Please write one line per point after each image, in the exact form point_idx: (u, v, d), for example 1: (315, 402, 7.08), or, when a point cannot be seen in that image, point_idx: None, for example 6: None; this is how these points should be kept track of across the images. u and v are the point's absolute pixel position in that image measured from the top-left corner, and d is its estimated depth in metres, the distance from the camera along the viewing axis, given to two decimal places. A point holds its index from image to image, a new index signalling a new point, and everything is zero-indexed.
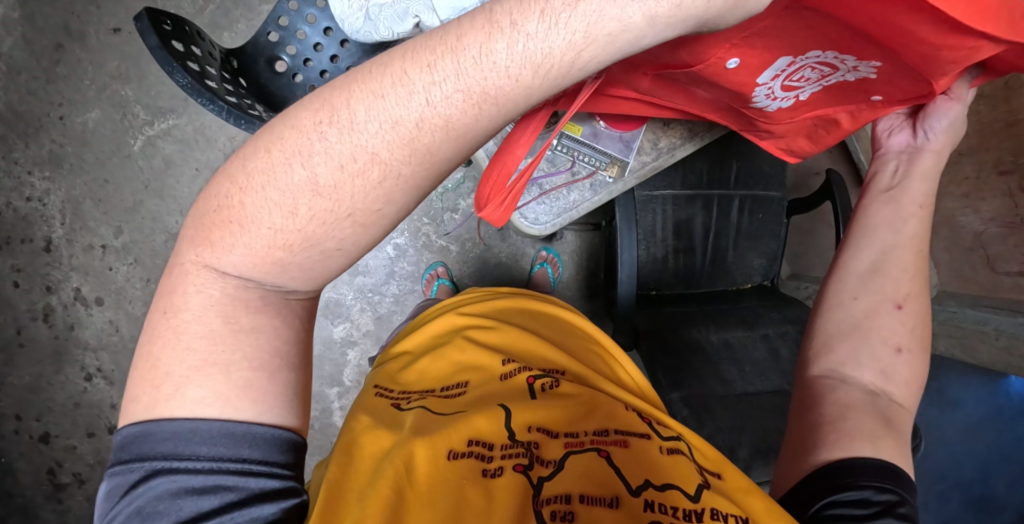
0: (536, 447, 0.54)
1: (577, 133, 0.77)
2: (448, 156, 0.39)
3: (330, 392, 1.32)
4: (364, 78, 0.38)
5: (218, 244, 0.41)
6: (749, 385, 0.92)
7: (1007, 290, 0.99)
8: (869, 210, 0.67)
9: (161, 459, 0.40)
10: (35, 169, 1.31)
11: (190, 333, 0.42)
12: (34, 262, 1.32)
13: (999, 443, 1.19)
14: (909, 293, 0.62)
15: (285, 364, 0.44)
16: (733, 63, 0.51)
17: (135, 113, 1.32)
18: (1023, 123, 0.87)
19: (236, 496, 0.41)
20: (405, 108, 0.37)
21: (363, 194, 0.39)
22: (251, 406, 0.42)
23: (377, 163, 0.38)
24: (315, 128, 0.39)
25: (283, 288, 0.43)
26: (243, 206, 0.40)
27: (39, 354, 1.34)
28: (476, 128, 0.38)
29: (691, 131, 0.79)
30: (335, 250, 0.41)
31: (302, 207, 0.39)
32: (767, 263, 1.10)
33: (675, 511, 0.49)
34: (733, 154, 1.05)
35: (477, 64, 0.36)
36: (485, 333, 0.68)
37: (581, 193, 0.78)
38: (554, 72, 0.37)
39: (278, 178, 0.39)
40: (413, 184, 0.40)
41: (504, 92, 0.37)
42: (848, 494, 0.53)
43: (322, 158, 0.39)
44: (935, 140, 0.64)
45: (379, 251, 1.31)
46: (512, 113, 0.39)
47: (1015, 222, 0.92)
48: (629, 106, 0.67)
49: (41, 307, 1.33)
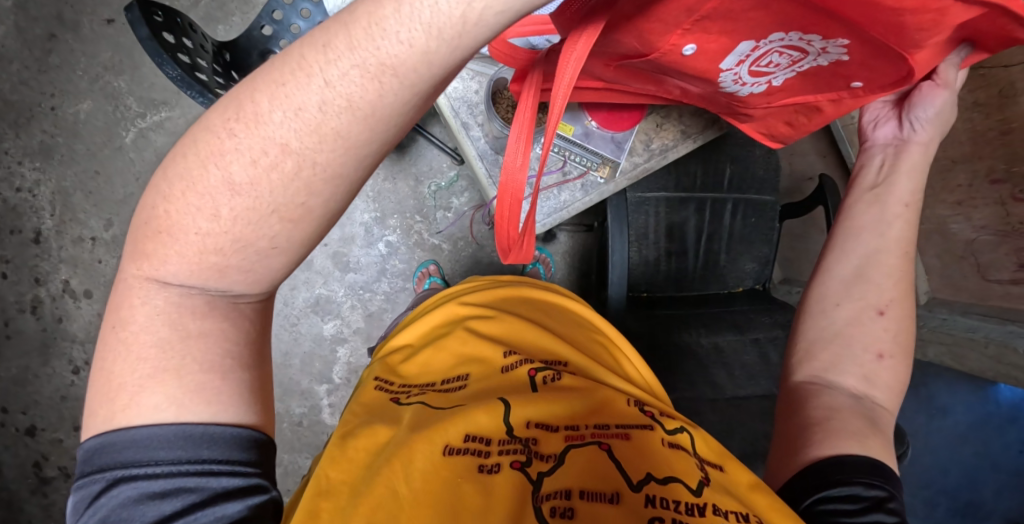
0: (536, 443, 0.50)
1: (569, 133, 0.76)
2: (366, 143, 0.36)
3: (320, 389, 1.31)
4: (266, 69, 0.36)
5: (153, 256, 0.40)
6: (739, 389, 0.90)
7: (998, 298, 0.99)
8: (853, 211, 0.67)
9: (120, 468, 0.39)
10: (26, 159, 1.30)
11: (139, 343, 0.40)
12: (22, 253, 1.31)
13: (986, 451, 1.20)
14: (892, 299, 0.62)
15: (238, 364, 0.43)
16: (690, 49, 0.50)
17: (128, 105, 1.31)
18: (1017, 131, 0.85)
19: (199, 497, 0.40)
20: (306, 92, 0.34)
21: (281, 189, 0.36)
22: (207, 407, 0.41)
23: (290, 154, 0.35)
24: (224, 126, 0.37)
25: (228, 292, 0.41)
26: (169, 215, 0.39)
27: (27, 346, 1.33)
28: (385, 107, 0.35)
29: (684, 133, 0.81)
30: (268, 249, 0.38)
31: (223, 209, 0.37)
32: (760, 267, 1.09)
33: (678, 505, 0.46)
34: (726, 158, 1.06)
35: (369, 42, 0.33)
36: (485, 322, 0.63)
37: (572, 193, 0.79)
38: (456, 33, 0.33)
39: (198, 181, 0.37)
40: (335, 172, 0.36)
41: (403, 62, 0.33)
42: (837, 489, 0.52)
43: (233, 156, 0.36)
44: (922, 132, 0.65)
45: (371, 249, 1.31)
46: (423, 86, 0.35)
47: (1006, 230, 0.92)
48: (598, 94, 0.69)
49: (29, 299, 1.32)
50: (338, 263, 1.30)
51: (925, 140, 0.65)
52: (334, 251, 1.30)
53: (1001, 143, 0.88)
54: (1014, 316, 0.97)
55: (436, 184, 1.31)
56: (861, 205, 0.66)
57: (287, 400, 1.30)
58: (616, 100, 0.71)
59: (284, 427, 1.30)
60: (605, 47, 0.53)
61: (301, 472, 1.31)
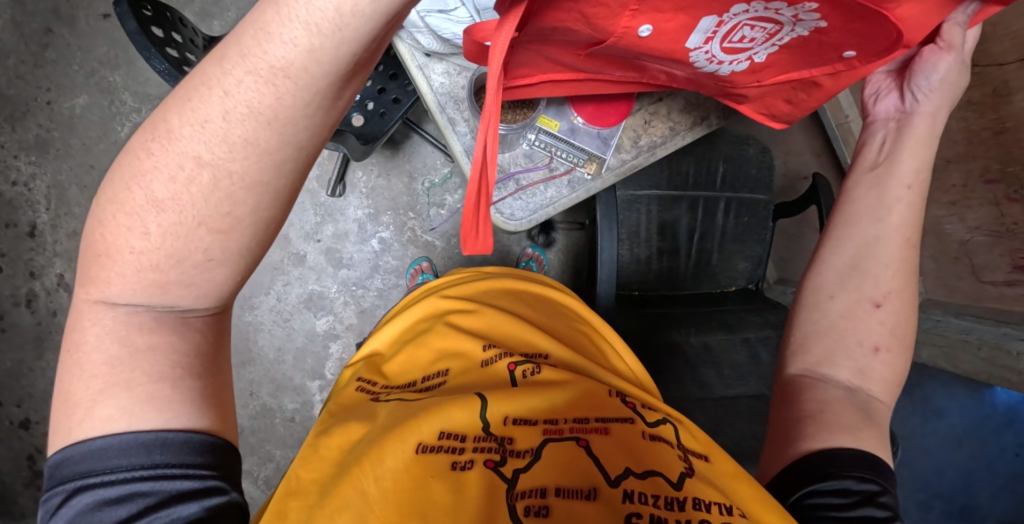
0: (512, 440, 0.49)
1: (554, 128, 0.78)
2: (277, 149, 0.41)
3: (312, 385, 1.31)
4: (176, 98, 0.41)
5: (100, 280, 0.44)
6: (728, 388, 0.90)
7: (991, 300, 0.98)
8: (852, 196, 0.65)
9: (80, 478, 0.41)
10: (21, 154, 1.30)
11: (91, 361, 0.43)
12: (17, 247, 1.31)
13: (982, 454, 1.19)
14: (889, 291, 0.61)
15: (189, 373, 0.45)
16: (646, 31, 0.50)
17: (123, 100, 1.31)
18: (1011, 131, 0.86)
19: (155, 499, 0.42)
20: (211, 111, 0.40)
21: (203, 201, 0.41)
22: (158, 414, 0.43)
23: (207, 167, 0.41)
24: (145, 151, 0.42)
25: (175, 306, 0.45)
26: (106, 238, 0.43)
27: (21, 340, 1.33)
28: (286, 111, 0.40)
29: (673, 130, 0.80)
30: (205, 261, 0.43)
31: (152, 226, 0.42)
32: (752, 266, 1.08)
33: (657, 500, 0.46)
34: (719, 156, 1.05)
35: (261, 55, 0.39)
36: (467, 317, 0.62)
37: (559, 189, 0.78)
38: (332, 49, 0.38)
39: (126, 204, 0.43)
40: (254, 180, 0.41)
41: (289, 78, 0.39)
42: (826, 484, 0.52)
43: (155, 176, 0.42)
44: (926, 101, 0.62)
45: (364, 245, 1.31)
46: (314, 99, 0.40)
47: (1000, 231, 0.92)
48: (576, 85, 0.69)
49: (24, 292, 1.32)
50: (331, 259, 1.30)
51: (930, 109, 0.62)
52: (327, 247, 1.30)
53: (995, 143, 0.88)
54: (1008, 318, 0.96)
55: (430, 181, 1.32)
56: (861, 188, 0.64)
57: (279, 396, 1.30)
58: (598, 91, 0.71)
59: (277, 423, 1.30)
60: (560, 37, 0.53)
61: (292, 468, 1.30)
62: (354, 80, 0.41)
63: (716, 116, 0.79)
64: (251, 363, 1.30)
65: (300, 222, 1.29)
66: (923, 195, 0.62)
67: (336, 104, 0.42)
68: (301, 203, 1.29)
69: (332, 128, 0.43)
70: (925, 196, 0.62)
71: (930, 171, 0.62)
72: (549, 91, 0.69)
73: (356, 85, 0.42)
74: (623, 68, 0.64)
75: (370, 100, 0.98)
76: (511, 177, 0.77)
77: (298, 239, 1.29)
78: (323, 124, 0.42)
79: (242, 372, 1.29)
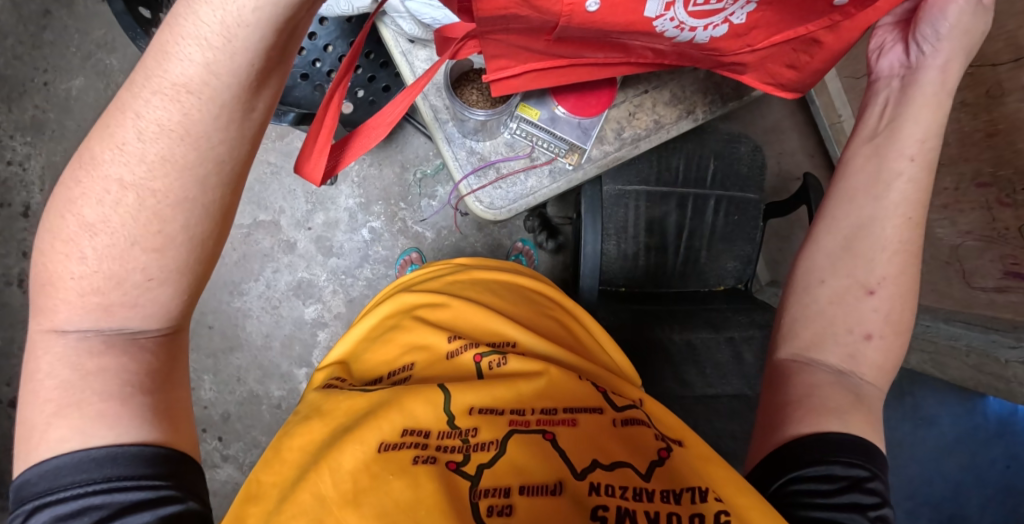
0: (475, 433, 0.48)
1: (534, 117, 0.80)
2: (196, 162, 0.46)
3: (299, 373, 1.30)
4: (98, 136, 0.46)
5: (48, 310, 0.47)
6: (710, 387, 0.89)
7: (982, 306, 0.96)
8: (849, 170, 0.62)
9: (36, 497, 0.43)
10: (16, 134, 1.29)
11: (45, 387, 0.45)
12: (11, 227, 1.29)
13: (972, 464, 1.17)
14: (885, 276, 0.57)
15: (139, 390, 0.46)
16: (594, 4, 0.53)
17: (118, 82, 1.30)
18: (1002, 133, 0.88)
19: (107, 512, 0.42)
20: (127, 134, 0.45)
21: (132, 219, 0.46)
22: (109, 431, 0.44)
23: (131, 188, 0.46)
24: (75, 185, 0.46)
25: (125, 329, 0.48)
26: (48, 268, 0.47)
27: (9, 319, 1.30)
28: (196, 125, 0.45)
29: (657, 123, 0.84)
30: (145, 281, 0.47)
31: (88, 250, 0.46)
32: (741, 265, 1.07)
33: (624, 492, 0.45)
34: (709, 153, 1.05)
35: (163, 76, 0.44)
36: (435, 311, 0.61)
37: (539, 179, 0.81)
38: (226, 66, 0.44)
39: (61, 231, 0.46)
40: (179, 196, 0.46)
41: (193, 95, 0.44)
42: (812, 469, 0.49)
43: (85, 202, 0.46)
44: (932, 50, 0.59)
45: (355, 234, 1.31)
46: (219, 111, 0.45)
47: (991, 236, 0.92)
48: (560, 74, 0.70)
49: (16, 272, 1.29)
50: (321, 248, 1.31)
51: (939, 61, 0.58)
52: (318, 235, 1.31)
53: (987, 146, 0.91)
54: (997, 326, 0.92)
55: (422, 171, 1.32)
56: (858, 159, 0.61)
57: (266, 382, 1.30)
58: (585, 78, 0.71)
59: (264, 409, 1.30)
60: (512, 24, 0.56)
61: None
62: (262, 94, 0.47)
63: (701, 110, 0.83)
64: (239, 349, 1.30)
65: (291, 210, 1.30)
66: (927, 168, 0.58)
67: (250, 117, 0.47)
68: (292, 191, 1.30)
69: (249, 140, 0.48)
70: (930, 168, 0.58)
71: (936, 139, 0.58)
72: (535, 82, 0.69)
73: (265, 98, 0.48)
74: (601, 49, 0.65)
75: (359, 89, 0.96)
76: (491, 165, 0.80)
77: (288, 226, 1.30)
78: (239, 136, 0.47)
79: (229, 358, 1.29)
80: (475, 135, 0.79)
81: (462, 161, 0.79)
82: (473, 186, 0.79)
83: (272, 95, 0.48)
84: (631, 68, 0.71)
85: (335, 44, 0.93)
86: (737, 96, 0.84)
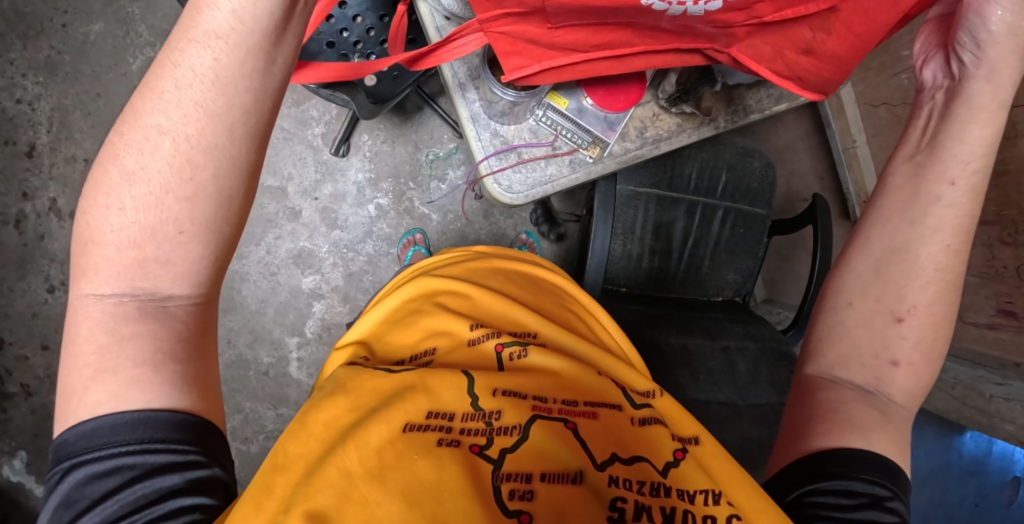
0: (499, 416, 0.49)
1: (562, 106, 0.82)
2: (225, 110, 0.46)
3: (290, 341, 1.30)
4: (141, 89, 0.47)
5: (89, 270, 0.46)
6: (701, 392, 0.91)
7: (972, 341, 1.01)
8: (887, 190, 0.63)
9: (72, 456, 0.43)
10: (29, 73, 1.27)
11: (83, 352, 0.45)
12: (13, 166, 1.26)
13: (943, 499, 1.18)
14: (915, 305, 0.58)
15: (170, 359, 0.46)
16: None
17: (140, 32, 1.29)
18: (1011, 173, 0.89)
19: (139, 473, 0.43)
20: (167, 84, 0.46)
21: (166, 168, 0.46)
22: (141, 396, 0.44)
23: (168, 134, 0.46)
24: (119, 138, 0.47)
25: (157, 293, 0.47)
26: (89, 224, 0.47)
27: (3, 260, 1.26)
28: (225, 70, 0.46)
29: (679, 126, 0.86)
30: (176, 234, 0.46)
31: (126, 202, 0.46)
32: (741, 279, 1.09)
33: (641, 487, 0.46)
34: (722, 165, 1.06)
35: (198, 26, 0.46)
36: (457, 299, 0.61)
37: (559, 167, 0.83)
38: (249, 14, 0.46)
39: (102, 184, 0.46)
40: (209, 143, 0.46)
41: (222, 44, 0.46)
42: (832, 482, 0.51)
43: (127, 151, 0.46)
44: (970, 62, 0.60)
45: (360, 209, 1.31)
46: (241, 57, 0.46)
47: (989, 273, 0.94)
48: (580, 70, 0.71)
49: (14, 212, 1.26)
50: (325, 219, 1.30)
51: (983, 71, 0.60)
52: (324, 206, 1.30)
53: (996, 184, 0.92)
54: (984, 362, 1.01)
55: (435, 153, 1.33)
56: (899, 178, 0.62)
57: (256, 348, 1.29)
58: (608, 69, 0.72)
59: (251, 375, 1.29)
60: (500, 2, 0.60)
61: (261, 422, 1.29)
62: (283, 47, 0.48)
63: (723, 118, 0.86)
64: (232, 311, 1.29)
65: (299, 178, 1.30)
66: (970, 194, 0.59)
67: (271, 70, 0.48)
68: (303, 159, 1.30)
69: (273, 94, 0.48)
70: (974, 192, 0.59)
71: (982, 162, 0.59)
72: (560, 76, 0.71)
73: (285, 53, 0.48)
74: (609, 36, 0.66)
75: (383, 62, 0.95)
76: (514, 149, 0.81)
77: (295, 194, 1.30)
78: (262, 88, 0.47)
79: (222, 320, 1.28)
80: (501, 117, 0.81)
81: (485, 142, 0.81)
82: (493, 167, 0.81)
83: (294, 51, 0.49)
84: (647, 58, 0.71)
85: (364, 15, 0.93)
86: (760, 109, 0.87)
